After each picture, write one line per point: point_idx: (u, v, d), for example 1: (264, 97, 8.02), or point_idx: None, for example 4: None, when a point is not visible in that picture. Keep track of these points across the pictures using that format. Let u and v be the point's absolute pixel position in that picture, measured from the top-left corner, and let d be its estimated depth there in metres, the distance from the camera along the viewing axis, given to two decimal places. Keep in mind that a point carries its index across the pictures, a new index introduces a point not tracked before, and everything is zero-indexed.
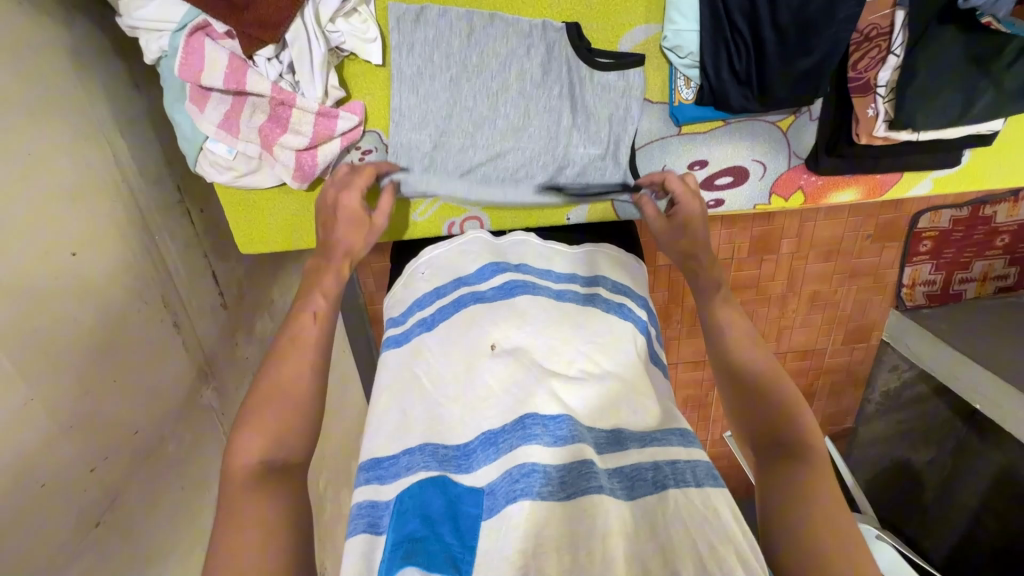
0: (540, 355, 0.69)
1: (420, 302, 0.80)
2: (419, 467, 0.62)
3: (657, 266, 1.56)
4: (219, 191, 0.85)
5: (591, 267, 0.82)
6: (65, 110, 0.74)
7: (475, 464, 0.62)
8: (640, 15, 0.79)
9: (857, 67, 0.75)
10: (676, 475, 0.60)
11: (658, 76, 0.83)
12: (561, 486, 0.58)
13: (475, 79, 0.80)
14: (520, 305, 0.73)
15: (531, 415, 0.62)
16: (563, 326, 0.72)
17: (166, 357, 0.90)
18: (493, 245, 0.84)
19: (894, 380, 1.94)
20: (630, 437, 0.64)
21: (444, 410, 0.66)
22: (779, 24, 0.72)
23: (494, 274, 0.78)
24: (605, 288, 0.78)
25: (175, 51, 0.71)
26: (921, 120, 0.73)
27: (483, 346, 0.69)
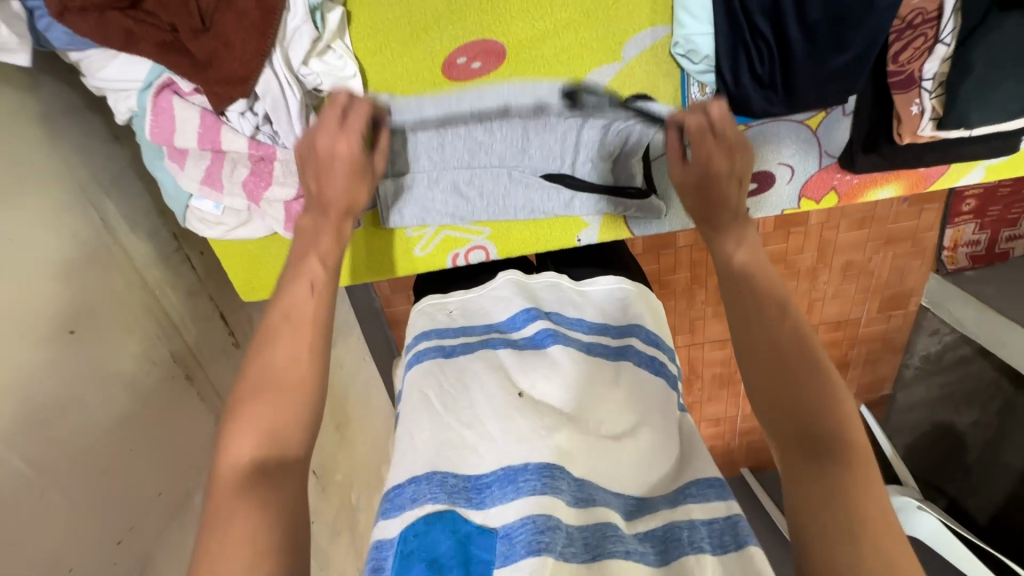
0: (567, 411, 0.65)
1: (439, 331, 0.75)
2: (425, 500, 0.57)
3: (678, 248, 1.49)
4: (215, 244, 0.82)
5: (620, 314, 0.77)
6: (45, 182, 0.71)
7: (488, 501, 0.58)
8: (644, 19, 0.69)
9: (898, 60, 0.65)
10: (714, 538, 0.56)
11: (669, 84, 0.74)
12: (587, 548, 0.55)
13: (465, 99, 0.73)
14: (554, 357, 0.70)
15: (529, 468, 0.58)
16: (597, 380, 0.68)
17: (181, 412, 0.89)
18: (525, 286, 0.80)
19: (935, 344, 1.85)
20: (659, 499, 0.61)
21: (455, 432, 0.62)
22: (808, 22, 0.63)
23: (526, 323, 0.75)
24: (638, 337, 0.73)
25: (145, 112, 0.66)
26: (975, 117, 0.63)
27: (509, 393, 0.65)
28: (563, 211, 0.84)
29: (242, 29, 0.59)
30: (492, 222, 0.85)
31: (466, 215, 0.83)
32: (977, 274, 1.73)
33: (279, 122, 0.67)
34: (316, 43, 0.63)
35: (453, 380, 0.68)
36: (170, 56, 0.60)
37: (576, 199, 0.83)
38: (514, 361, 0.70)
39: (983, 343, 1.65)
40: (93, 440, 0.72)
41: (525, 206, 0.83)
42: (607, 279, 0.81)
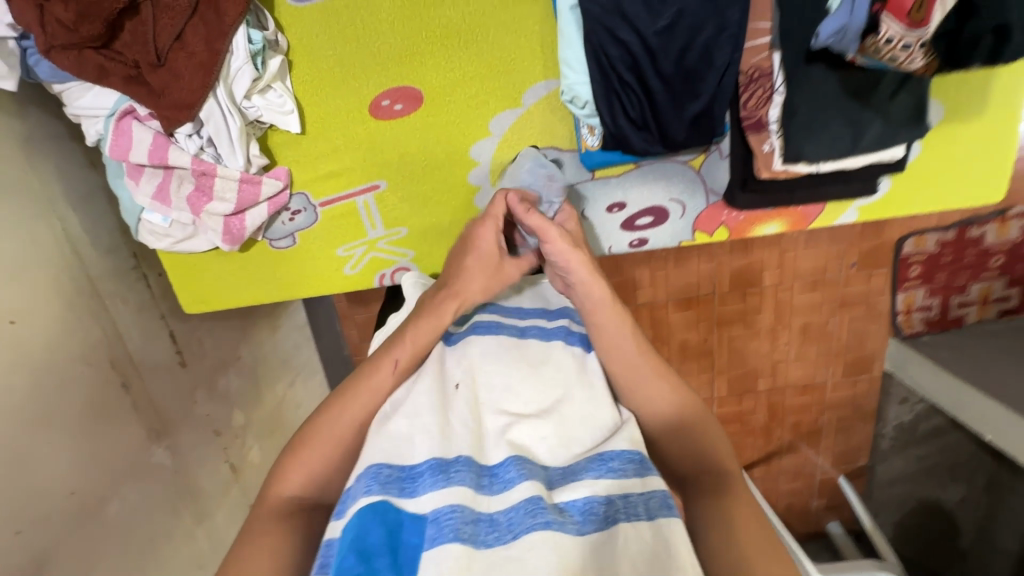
0: (496, 395, 0.62)
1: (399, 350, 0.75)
2: (359, 493, 0.52)
3: (637, 304, 1.57)
4: (161, 257, 0.91)
5: (555, 300, 0.76)
6: (20, 192, 0.83)
7: (420, 489, 0.52)
8: (537, 73, 0.82)
9: (748, 106, 0.76)
10: (628, 508, 0.52)
11: (565, 127, 0.86)
12: (507, 530, 0.49)
13: (393, 133, 0.86)
14: (481, 346, 0.65)
15: (460, 460, 0.54)
16: (523, 362, 0.65)
17: (112, 416, 0.94)
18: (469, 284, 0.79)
19: (906, 414, 1.71)
20: (582, 469, 0.56)
21: (393, 430, 0.57)
22: (665, 75, 0.74)
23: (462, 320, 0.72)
24: (574, 321, 0.73)
25: (108, 134, 0.78)
26: (810, 148, 0.74)
27: (443, 385, 0.61)
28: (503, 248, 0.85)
29: (194, 67, 0.72)
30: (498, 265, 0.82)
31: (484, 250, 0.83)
32: (933, 340, 1.65)
33: (223, 146, 0.78)
34: (257, 82, 0.76)
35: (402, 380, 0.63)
36: (134, 87, 0.73)
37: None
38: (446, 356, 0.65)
39: (949, 411, 1.54)
40: (13, 424, 0.77)
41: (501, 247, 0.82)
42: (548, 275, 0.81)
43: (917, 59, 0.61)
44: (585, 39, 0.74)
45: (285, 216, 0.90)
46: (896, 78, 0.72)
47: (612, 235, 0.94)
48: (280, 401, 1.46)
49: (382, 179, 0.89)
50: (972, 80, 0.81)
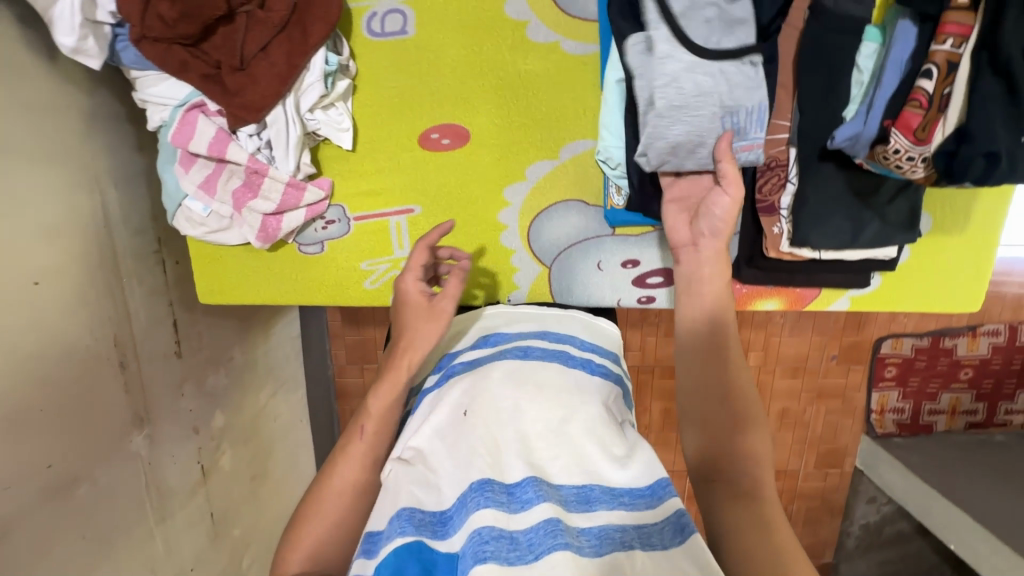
0: (504, 414, 0.65)
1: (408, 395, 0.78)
2: (393, 534, 0.57)
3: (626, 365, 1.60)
4: (189, 244, 0.94)
5: (553, 329, 0.83)
6: (70, 162, 0.86)
7: (451, 530, 0.58)
8: (577, 132, 0.90)
9: (763, 191, 0.84)
10: (641, 537, 0.56)
11: (594, 183, 0.93)
12: (528, 549, 0.53)
13: (435, 164, 0.92)
14: (487, 370, 0.70)
15: (475, 487, 0.59)
16: (529, 385, 0.68)
17: (103, 394, 0.93)
18: (483, 324, 0.86)
19: (873, 514, 1.73)
20: (598, 497, 0.59)
21: (421, 475, 0.63)
22: None
23: (469, 352, 0.78)
24: (575, 345, 0.80)
25: (172, 122, 0.83)
26: (817, 238, 0.82)
27: (457, 416, 0.67)
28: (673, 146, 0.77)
29: (271, 76, 0.78)
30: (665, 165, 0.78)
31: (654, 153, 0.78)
32: (904, 443, 1.70)
33: (279, 150, 0.83)
34: (323, 99, 0.82)
35: (420, 416, 0.70)
36: (209, 85, 0.79)
37: (707, 127, 0.76)
38: (455, 386, 0.70)
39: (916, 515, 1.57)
40: (14, 386, 0.77)
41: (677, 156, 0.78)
42: (550, 310, 0.88)
43: (920, 170, 0.68)
44: (626, 108, 0.83)
45: (318, 224, 0.94)
46: (895, 184, 0.81)
47: (622, 289, 0.99)
48: (257, 409, 1.44)
49: (417, 204, 0.94)
50: (958, 198, 0.90)
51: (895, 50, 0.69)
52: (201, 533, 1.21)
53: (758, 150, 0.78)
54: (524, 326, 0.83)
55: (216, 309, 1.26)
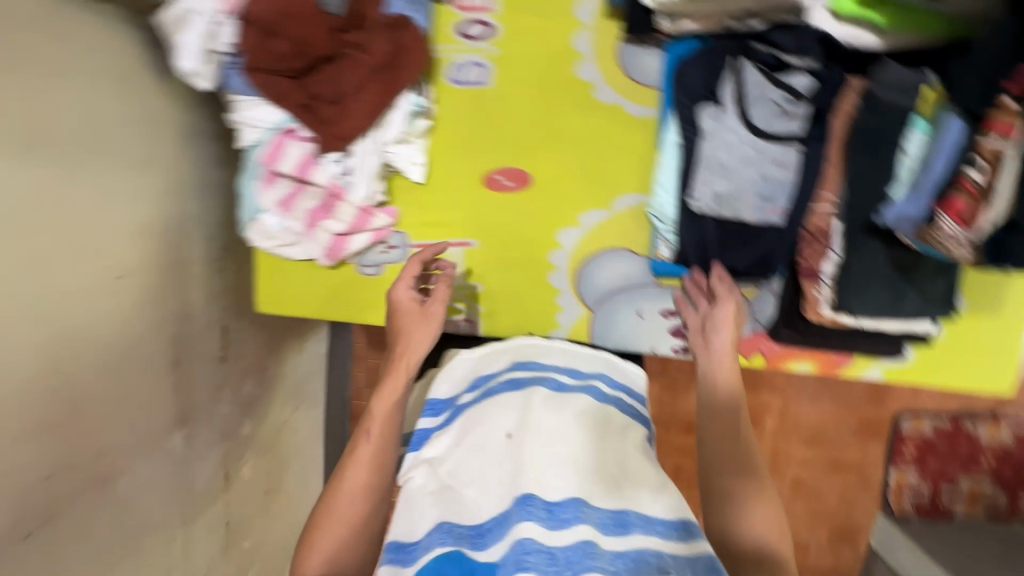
0: (544, 437, 0.66)
1: (434, 408, 0.81)
2: (434, 544, 0.61)
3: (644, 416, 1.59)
4: (257, 254, 1.01)
5: (582, 364, 0.85)
6: (167, 172, 0.94)
7: (489, 542, 0.60)
8: (632, 187, 0.96)
9: (805, 257, 0.88)
10: (677, 567, 0.57)
11: (643, 235, 0.98)
12: (566, 566, 0.55)
13: (495, 203, 0.98)
14: (526, 395, 0.73)
15: (520, 501, 0.60)
16: (565, 412, 0.70)
17: (156, 389, 0.97)
18: (512, 347, 0.88)
19: None
20: (634, 521, 0.61)
21: (456, 490, 0.65)
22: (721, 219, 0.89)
23: (503, 374, 0.81)
24: (603, 381, 0.82)
25: (264, 143, 0.91)
26: (857, 304, 0.86)
27: (497, 434, 0.68)
28: (714, 202, 0.87)
29: (361, 111, 0.85)
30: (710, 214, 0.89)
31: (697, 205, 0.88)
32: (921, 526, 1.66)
33: (356, 177, 0.90)
34: (404, 135, 0.90)
35: (459, 429, 0.72)
36: (304, 114, 0.87)
37: (744, 187, 0.86)
38: (496, 407, 0.72)
39: None
40: (88, 372, 0.81)
41: (718, 208, 0.88)
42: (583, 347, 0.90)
43: (965, 252, 0.69)
44: (681, 169, 0.89)
45: (379, 247, 0.99)
46: (937, 261, 0.85)
47: (659, 337, 1.02)
48: (281, 422, 1.46)
49: (473, 238, 1.00)
50: (991, 281, 0.94)
51: (944, 138, 0.71)
52: (216, 541, 1.21)
53: (777, 218, 0.87)
54: (554, 359, 0.85)
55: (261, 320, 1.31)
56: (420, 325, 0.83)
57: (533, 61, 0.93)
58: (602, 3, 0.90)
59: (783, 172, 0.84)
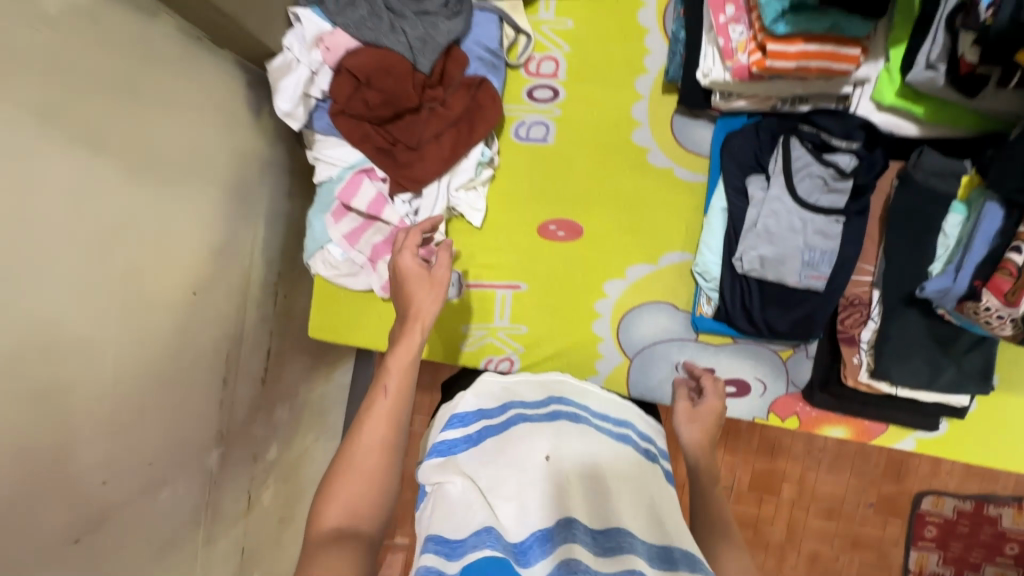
0: (586, 470, 0.66)
1: (462, 417, 0.74)
2: (480, 546, 0.57)
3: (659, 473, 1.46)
4: (314, 283, 1.05)
5: (614, 415, 0.81)
6: (246, 199, 1.00)
7: (533, 558, 0.58)
8: (678, 245, 1.01)
9: (845, 323, 0.93)
10: None
11: (685, 291, 1.02)
12: None
13: (546, 251, 1.04)
14: (566, 428, 0.71)
15: (564, 523, 0.60)
16: (604, 448, 0.71)
17: (204, 405, 0.98)
18: (541, 379, 0.84)
19: None
20: (680, 559, 0.58)
21: (499, 501, 0.63)
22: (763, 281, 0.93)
23: (540, 401, 0.77)
24: (635, 430, 0.80)
25: (339, 180, 0.98)
26: (896, 372, 0.88)
27: (538, 456, 0.66)
28: (759, 266, 0.91)
29: (438, 159, 0.94)
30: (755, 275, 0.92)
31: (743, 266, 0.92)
32: None
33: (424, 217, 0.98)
34: (472, 181, 0.98)
35: (496, 442, 0.70)
36: (381, 157, 0.95)
37: (789, 253, 0.90)
38: (539, 431, 0.70)
39: None
40: (156, 381, 0.83)
41: (762, 272, 0.91)
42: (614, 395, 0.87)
43: (1007, 329, 0.73)
44: (726, 233, 0.94)
45: None
46: (972, 338, 0.87)
47: None
48: (300, 452, 1.45)
49: (523, 281, 1.04)
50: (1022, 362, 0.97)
51: (981, 224, 0.76)
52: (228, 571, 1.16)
53: (819, 284, 0.90)
54: (589, 401, 0.82)
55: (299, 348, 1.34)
56: (428, 289, 0.75)
57: (594, 126, 1.01)
58: (660, 80, 1.00)
59: (827, 242, 0.89)
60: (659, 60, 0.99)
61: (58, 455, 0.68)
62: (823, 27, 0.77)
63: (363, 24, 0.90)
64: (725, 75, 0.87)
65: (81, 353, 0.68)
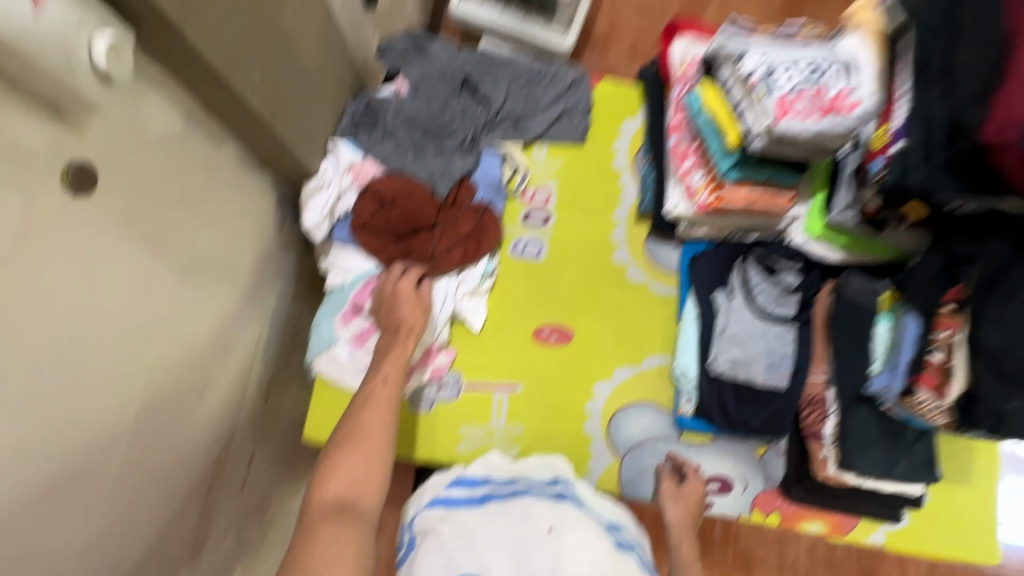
0: (585, 545, 0.71)
1: (472, 480, 0.87)
2: None
3: None
4: (315, 385, 1.06)
5: (607, 515, 0.84)
6: (262, 304, 1.03)
7: None
8: (656, 350, 1.13)
9: (809, 420, 1.04)
10: None
11: (666, 393, 1.12)
12: None
13: (540, 355, 1.12)
14: (569, 512, 0.77)
15: None
16: (601, 539, 0.73)
17: (190, 518, 0.90)
18: (546, 466, 0.92)
19: None
20: None
21: (489, 561, 0.69)
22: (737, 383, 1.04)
23: (550, 485, 0.86)
24: (627, 541, 0.81)
25: (353, 286, 1.06)
26: (859, 465, 0.98)
27: (540, 529, 0.73)
28: (730, 368, 1.04)
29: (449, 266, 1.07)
30: (730, 374, 1.04)
31: (718, 369, 1.04)
32: None
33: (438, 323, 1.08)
34: (477, 289, 1.10)
35: (500, 509, 0.78)
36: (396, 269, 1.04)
37: (755, 354, 1.03)
38: (544, 509, 0.77)
39: None
40: (150, 485, 0.79)
41: (736, 373, 1.04)
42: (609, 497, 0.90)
43: (939, 417, 0.88)
44: (699, 341, 1.07)
45: (433, 385, 1.09)
46: (916, 431, 1.01)
47: None
48: None
49: (519, 383, 1.11)
50: (958, 457, 1.11)
51: (905, 331, 0.94)
52: None
53: (782, 382, 1.04)
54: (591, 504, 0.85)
55: (297, 457, 1.23)
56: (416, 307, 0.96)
57: (580, 246, 1.17)
58: (633, 211, 1.19)
59: (785, 345, 1.04)
60: (632, 195, 1.20)
61: (43, 564, 0.62)
62: (762, 177, 0.98)
63: (390, 156, 1.08)
64: (690, 209, 1.06)
65: (96, 452, 0.67)
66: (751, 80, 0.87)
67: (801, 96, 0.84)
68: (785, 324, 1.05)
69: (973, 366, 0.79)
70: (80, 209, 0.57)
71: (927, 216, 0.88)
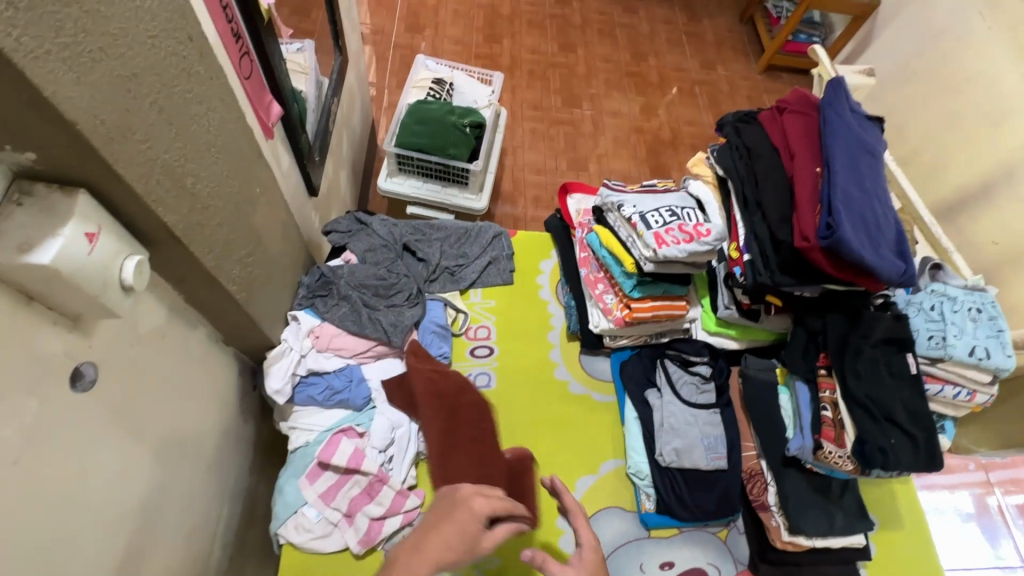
0: None
1: None
2: None
3: None
4: (283, 555, 1.03)
5: None
6: (223, 477, 1.04)
7: None
8: (609, 454, 1.23)
9: (754, 493, 1.15)
10: None
11: (626, 493, 1.19)
12: None
13: None
14: None
15: None
16: None
17: None
18: None
19: None
20: None
21: None
22: (684, 470, 1.15)
23: None
24: None
25: (318, 442, 1.10)
26: (806, 526, 1.09)
27: None
28: (676, 459, 1.14)
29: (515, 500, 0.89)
30: (678, 463, 1.14)
31: (669, 459, 1.14)
32: None
33: (397, 462, 1.10)
34: None
35: None
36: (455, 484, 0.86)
37: (693, 440, 1.16)
38: None
39: None
40: None
41: (685, 461, 1.14)
42: None
43: (847, 462, 1.03)
44: (644, 438, 1.20)
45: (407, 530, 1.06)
46: (840, 483, 1.15)
47: None
48: None
49: None
50: (885, 502, 1.25)
51: (799, 396, 1.12)
52: None
53: (722, 462, 1.15)
54: None
55: None
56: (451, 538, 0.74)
57: (525, 371, 1.31)
58: (564, 332, 1.37)
59: (716, 426, 1.18)
60: (560, 319, 1.39)
61: None
62: (660, 290, 1.21)
63: (345, 318, 1.19)
64: (609, 324, 1.26)
65: None
66: (632, 220, 1.13)
67: (669, 230, 1.10)
68: (711, 410, 1.21)
69: (852, 414, 1.02)
70: (80, 402, 0.64)
71: (784, 302, 1.11)
